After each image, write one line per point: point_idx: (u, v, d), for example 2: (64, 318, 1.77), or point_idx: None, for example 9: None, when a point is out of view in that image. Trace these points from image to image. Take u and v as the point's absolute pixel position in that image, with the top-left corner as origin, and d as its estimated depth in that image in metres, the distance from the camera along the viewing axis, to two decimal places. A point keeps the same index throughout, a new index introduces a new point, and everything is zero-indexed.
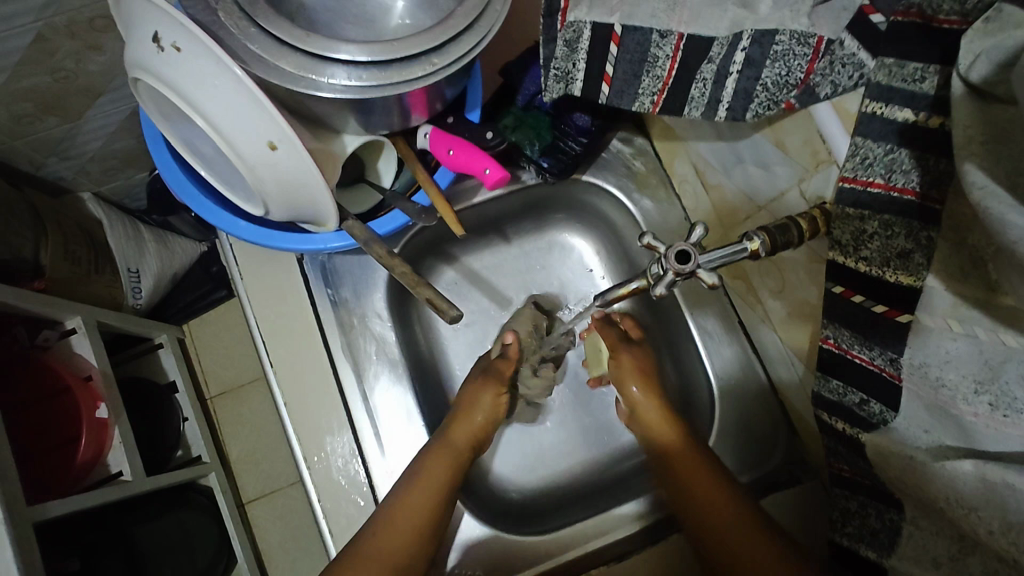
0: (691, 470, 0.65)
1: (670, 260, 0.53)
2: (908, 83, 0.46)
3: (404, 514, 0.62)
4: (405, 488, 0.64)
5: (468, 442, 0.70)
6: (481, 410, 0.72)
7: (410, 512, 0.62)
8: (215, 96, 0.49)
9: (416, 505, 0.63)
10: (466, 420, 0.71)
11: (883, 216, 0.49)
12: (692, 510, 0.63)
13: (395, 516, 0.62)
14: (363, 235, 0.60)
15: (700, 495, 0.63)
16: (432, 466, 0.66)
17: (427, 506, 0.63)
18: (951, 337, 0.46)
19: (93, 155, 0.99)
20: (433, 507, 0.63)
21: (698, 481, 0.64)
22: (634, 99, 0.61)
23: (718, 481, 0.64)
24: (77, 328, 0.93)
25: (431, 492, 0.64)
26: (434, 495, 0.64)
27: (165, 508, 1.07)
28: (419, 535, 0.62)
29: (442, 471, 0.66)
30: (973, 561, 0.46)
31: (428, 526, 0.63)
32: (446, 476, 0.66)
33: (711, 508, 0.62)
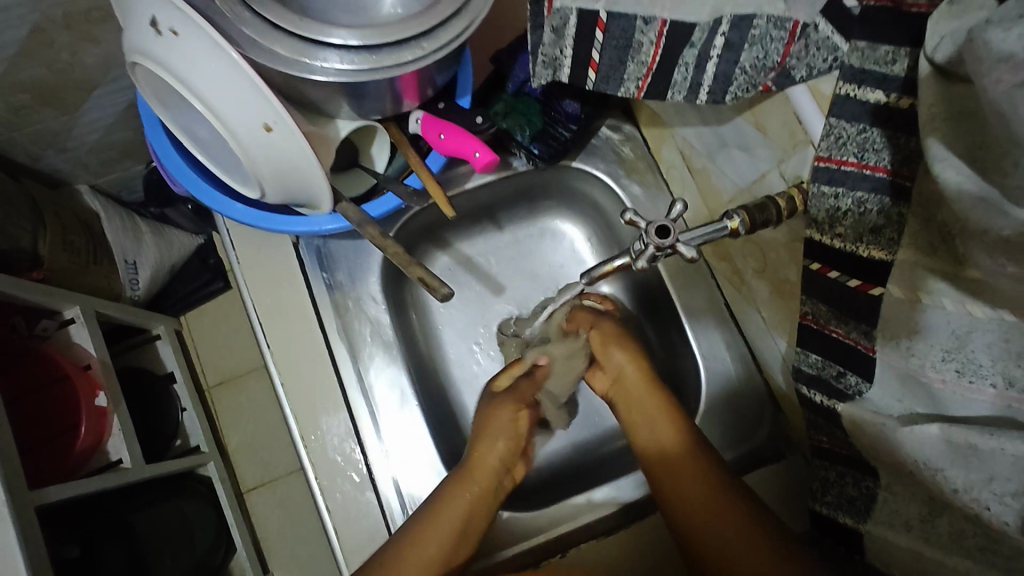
0: (679, 460, 0.66)
1: (650, 235, 0.54)
2: (880, 66, 0.48)
3: (424, 549, 0.63)
4: (427, 522, 0.65)
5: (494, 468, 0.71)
6: (508, 433, 0.73)
7: (434, 549, 0.63)
8: (212, 78, 0.50)
9: (438, 539, 0.64)
10: (493, 446, 0.72)
11: (856, 194, 0.51)
12: (680, 484, 0.65)
13: (414, 550, 0.63)
14: (357, 217, 0.62)
15: (686, 479, 0.65)
16: (457, 496, 0.67)
17: (449, 541, 0.64)
18: (920, 308, 0.48)
19: (91, 146, 1.00)
20: (456, 541, 0.64)
21: (686, 460, 0.66)
22: (620, 84, 0.63)
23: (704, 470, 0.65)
24: (76, 317, 0.95)
25: (455, 526, 0.65)
26: (458, 528, 0.65)
27: (165, 496, 1.09)
28: (440, 571, 0.63)
29: (468, 504, 0.67)
30: (942, 521, 0.48)
31: (451, 561, 0.64)
32: (473, 510, 0.67)
33: (686, 490, 0.64)
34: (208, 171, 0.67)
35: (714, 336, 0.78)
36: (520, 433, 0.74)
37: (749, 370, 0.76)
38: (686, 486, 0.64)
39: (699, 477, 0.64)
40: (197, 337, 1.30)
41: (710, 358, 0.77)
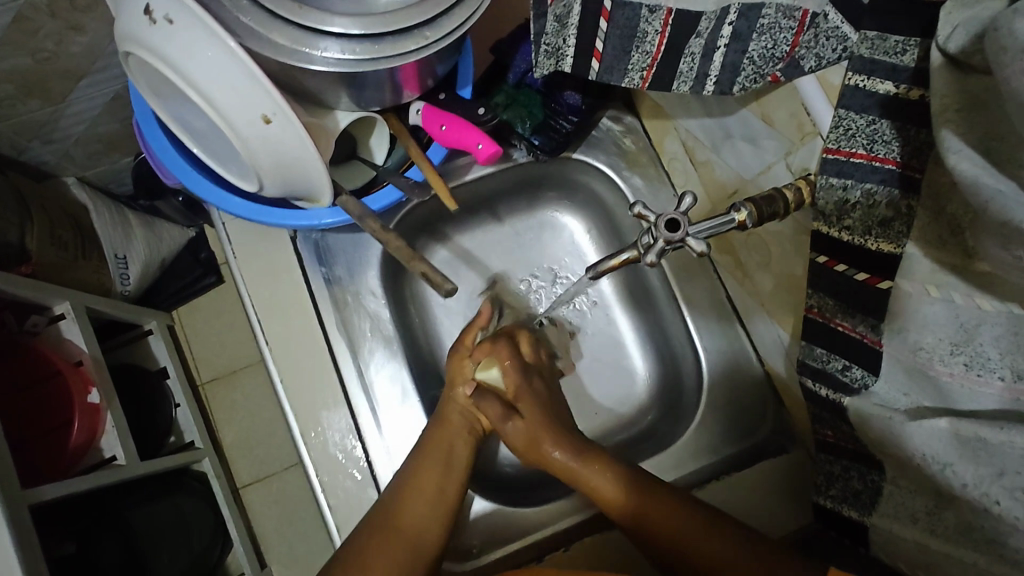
0: (637, 507, 0.63)
1: (659, 229, 0.53)
2: (890, 56, 0.48)
3: (420, 484, 0.66)
4: (416, 459, 0.68)
5: (461, 408, 0.73)
6: (465, 379, 0.75)
7: (428, 480, 0.67)
8: (208, 67, 0.48)
9: (430, 472, 0.67)
10: (454, 390, 0.74)
11: (866, 186, 0.50)
12: (646, 522, 0.62)
13: (411, 486, 0.66)
14: (357, 210, 0.61)
15: (659, 517, 0.62)
16: (436, 435, 0.70)
17: (439, 472, 0.68)
18: (928, 301, 0.48)
19: (78, 138, 0.98)
20: (444, 472, 0.68)
21: (642, 505, 0.63)
22: (623, 75, 0.60)
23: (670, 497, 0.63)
24: (65, 313, 0.93)
25: (440, 457, 0.68)
26: (442, 460, 0.68)
27: (161, 492, 1.08)
28: (440, 500, 0.67)
29: (448, 441, 0.70)
30: (948, 514, 0.48)
31: (446, 493, 0.67)
32: (453, 443, 0.70)
33: (662, 521, 0.62)
34: (203, 163, 0.65)
35: (716, 329, 0.77)
36: (478, 381, 0.75)
37: (751, 364, 0.76)
38: (653, 515, 0.62)
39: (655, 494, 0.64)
40: (190, 331, 1.29)
41: (713, 351, 0.77)
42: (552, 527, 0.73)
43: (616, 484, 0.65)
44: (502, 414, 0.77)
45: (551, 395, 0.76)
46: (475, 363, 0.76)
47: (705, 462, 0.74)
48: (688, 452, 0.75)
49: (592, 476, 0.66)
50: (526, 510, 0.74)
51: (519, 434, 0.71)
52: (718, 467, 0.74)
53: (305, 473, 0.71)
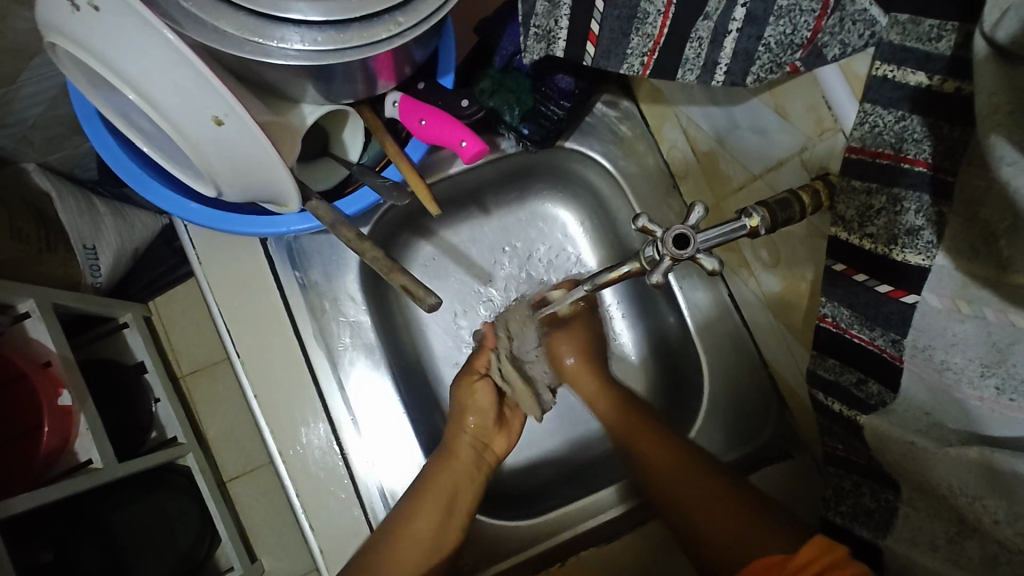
0: (627, 432, 0.70)
1: (666, 244, 0.50)
2: (923, 43, 0.42)
3: (413, 534, 0.63)
4: (413, 505, 0.64)
5: (471, 442, 0.69)
6: (475, 411, 0.70)
7: (420, 531, 0.63)
8: (146, 63, 0.42)
9: (426, 522, 0.63)
10: (464, 422, 0.70)
11: (892, 191, 0.46)
12: (669, 488, 0.65)
13: (405, 534, 0.63)
14: (330, 218, 0.56)
15: (666, 466, 0.65)
16: (440, 477, 0.66)
17: (436, 522, 0.63)
18: (958, 319, 0.43)
19: (35, 122, 0.80)
20: (443, 521, 0.64)
21: (635, 434, 0.69)
22: (621, 60, 0.54)
23: (677, 449, 0.66)
24: (31, 311, 0.81)
25: (442, 504, 0.64)
26: (443, 506, 0.64)
27: (142, 491, 0.96)
28: (435, 551, 0.63)
29: (452, 483, 0.66)
30: (970, 545, 0.45)
31: (442, 543, 0.64)
32: (457, 486, 0.66)
33: (662, 476, 0.65)
34: (157, 166, 0.59)
35: (716, 330, 0.73)
36: (488, 406, 0.70)
37: (755, 367, 0.72)
38: (658, 460, 0.66)
39: (660, 440, 0.67)
40: (168, 320, 1.13)
41: (712, 352, 0.73)
42: (592, 523, 0.71)
43: (591, 380, 0.75)
44: (519, 430, 0.74)
45: (592, 334, 0.78)
46: (499, 369, 0.71)
47: None
48: None
49: (601, 406, 0.74)
50: (526, 522, 0.71)
51: (559, 354, 0.76)
52: None
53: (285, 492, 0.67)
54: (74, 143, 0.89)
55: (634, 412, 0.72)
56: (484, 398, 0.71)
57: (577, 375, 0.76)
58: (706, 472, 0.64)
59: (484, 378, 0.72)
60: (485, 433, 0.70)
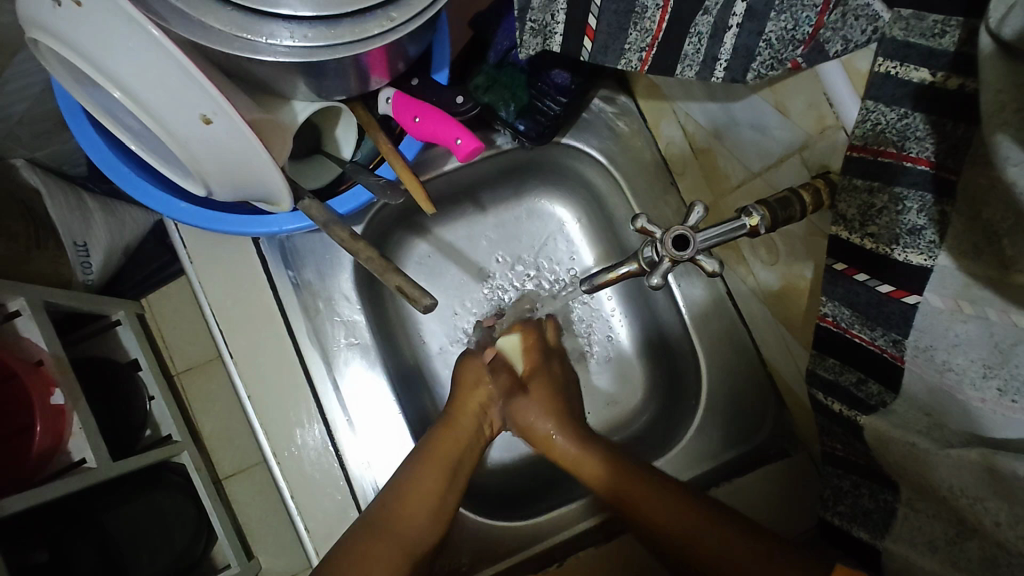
0: (615, 486, 0.64)
1: (666, 244, 0.50)
2: (926, 39, 0.41)
3: (420, 495, 0.62)
4: (416, 466, 0.64)
5: (478, 413, 0.70)
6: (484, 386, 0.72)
7: (427, 490, 0.62)
8: (132, 59, 0.41)
9: (430, 480, 0.63)
10: (474, 392, 0.71)
11: (894, 189, 0.45)
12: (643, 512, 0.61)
13: (411, 493, 0.62)
14: (322, 217, 0.55)
15: (646, 503, 0.61)
16: (444, 440, 0.66)
17: (441, 482, 0.63)
18: (961, 319, 0.43)
19: (21, 118, 0.78)
20: (448, 483, 0.64)
21: (614, 485, 0.64)
22: (619, 56, 0.54)
23: (653, 484, 0.62)
24: (21, 309, 0.79)
25: (444, 470, 0.64)
26: (447, 470, 0.64)
27: (136, 490, 0.95)
28: (439, 512, 0.63)
29: (455, 449, 0.66)
30: (971, 545, 0.45)
31: (446, 506, 0.63)
32: (460, 452, 0.66)
33: (643, 503, 0.61)
34: (145, 164, 0.58)
35: (715, 329, 0.72)
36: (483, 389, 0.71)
37: (753, 365, 0.71)
38: (635, 497, 0.62)
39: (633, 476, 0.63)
40: (161, 318, 1.12)
41: (711, 349, 0.72)
42: (564, 532, 0.69)
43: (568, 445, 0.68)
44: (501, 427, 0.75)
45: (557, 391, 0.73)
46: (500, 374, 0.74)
47: (706, 468, 0.70)
48: (688, 456, 0.71)
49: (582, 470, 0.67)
50: (525, 519, 0.70)
51: (531, 424, 0.71)
52: (720, 473, 0.70)
53: (279, 493, 0.67)
54: (62, 139, 0.88)
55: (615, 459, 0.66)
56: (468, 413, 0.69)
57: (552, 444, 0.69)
58: (670, 492, 0.61)
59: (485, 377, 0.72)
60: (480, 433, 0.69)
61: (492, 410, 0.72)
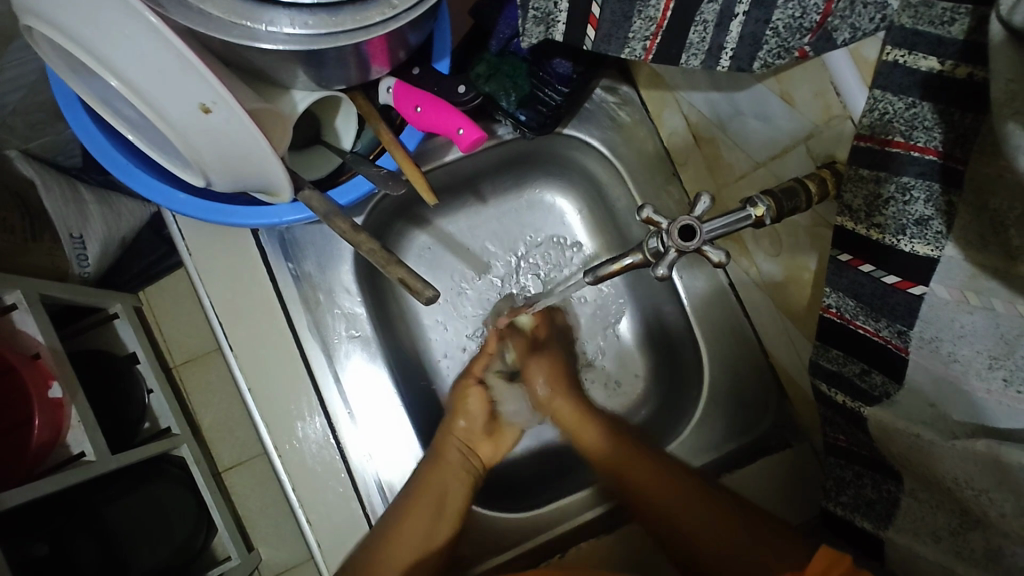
0: (623, 459, 0.67)
1: (672, 236, 0.50)
2: (936, 26, 0.41)
3: (404, 539, 0.63)
4: (405, 503, 0.65)
5: (459, 445, 0.70)
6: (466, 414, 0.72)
7: (414, 531, 0.63)
8: (126, 47, 0.40)
9: (417, 521, 0.64)
10: (454, 422, 0.71)
11: (901, 179, 0.45)
12: (634, 478, 0.65)
13: (396, 539, 0.63)
14: (323, 208, 0.54)
15: (647, 487, 0.65)
16: (429, 479, 0.65)
17: (429, 522, 0.64)
18: (966, 310, 0.43)
19: (15, 108, 0.77)
20: (433, 518, 0.64)
21: (615, 455, 0.68)
22: (623, 44, 0.53)
23: (652, 462, 0.66)
24: (18, 302, 0.78)
25: (431, 506, 0.64)
26: (434, 504, 0.65)
27: (135, 482, 0.94)
28: (431, 546, 0.64)
29: (441, 482, 0.66)
30: (974, 536, 0.45)
31: (437, 534, 0.64)
32: (445, 487, 0.66)
33: (648, 482, 0.65)
34: (142, 154, 0.57)
35: (716, 320, 0.72)
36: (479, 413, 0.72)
37: (755, 357, 0.71)
38: (642, 481, 0.65)
39: (651, 464, 0.66)
40: (159, 310, 1.12)
41: (713, 341, 0.72)
42: (572, 521, 0.70)
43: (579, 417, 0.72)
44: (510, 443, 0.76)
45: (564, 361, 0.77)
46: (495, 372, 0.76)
47: (707, 460, 0.70)
48: (688, 448, 0.70)
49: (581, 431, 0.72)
50: (532, 513, 0.69)
51: (537, 388, 0.74)
52: (719, 465, 0.70)
53: (281, 485, 0.67)
54: (57, 130, 0.86)
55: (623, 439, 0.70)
56: (475, 403, 0.72)
57: (552, 404, 0.74)
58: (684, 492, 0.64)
59: (478, 382, 0.74)
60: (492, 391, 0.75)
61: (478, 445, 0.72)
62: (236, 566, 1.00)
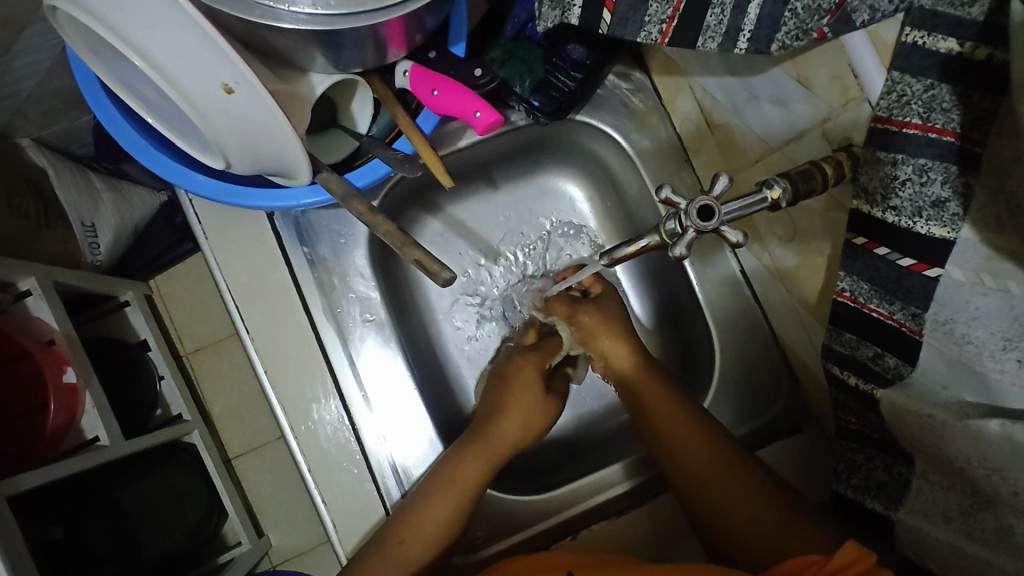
0: (639, 380, 0.67)
1: (692, 216, 0.50)
2: (955, 8, 0.41)
3: (429, 518, 0.61)
4: (432, 493, 0.62)
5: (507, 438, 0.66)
6: (523, 405, 0.68)
7: (434, 518, 0.61)
8: (150, 25, 0.41)
9: (439, 509, 0.61)
10: (502, 416, 0.67)
11: (919, 160, 0.44)
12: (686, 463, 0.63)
13: (418, 525, 0.60)
14: (340, 190, 0.55)
15: (698, 466, 0.62)
16: (467, 468, 0.63)
17: (454, 510, 0.61)
18: (981, 292, 0.43)
19: (30, 95, 0.78)
20: (461, 509, 0.62)
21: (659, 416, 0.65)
22: (639, 28, 0.53)
23: (701, 429, 0.63)
24: (32, 289, 0.79)
25: (459, 497, 0.62)
26: (463, 495, 0.62)
27: (149, 468, 0.95)
28: (444, 536, 0.61)
29: (478, 474, 0.63)
30: (985, 516, 0.45)
31: (456, 528, 0.62)
32: (484, 478, 0.64)
33: (694, 450, 0.62)
34: (163, 138, 0.58)
35: (727, 308, 0.72)
36: (534, 405, 0.68)
37: (767, 344, 0.72)
38: (693, 462, 0.62)
39: (669, 398, 0.65)
40: (170, 298, 1.12)
41: (724, 328, 0.72)
42: (582, 503, 0.71)
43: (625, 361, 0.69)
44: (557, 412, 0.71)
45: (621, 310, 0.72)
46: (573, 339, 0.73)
47: None
48: None
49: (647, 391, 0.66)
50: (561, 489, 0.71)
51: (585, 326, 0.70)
52: None
53: (297, 466, 0.68)
54: (70, 117, 0.87)
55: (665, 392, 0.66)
56: (522, 398, 0.68)
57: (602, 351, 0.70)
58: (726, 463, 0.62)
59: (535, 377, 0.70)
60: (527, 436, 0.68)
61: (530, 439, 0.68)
62: (247, 551, 1.02)
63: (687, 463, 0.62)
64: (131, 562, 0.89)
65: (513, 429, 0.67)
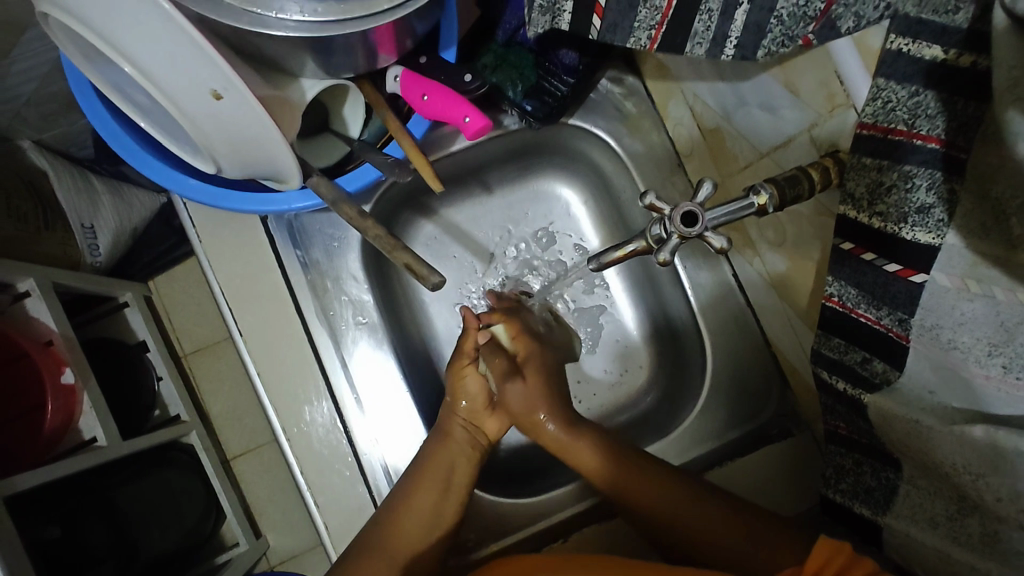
0: (611, 479, 0.63)
1: (675, 221, 0.50)
2: (940, 15, 0.41)
3: (412, 511, 0.62)
4: (411, 485, 0.63)
5: (463, 423, 0.67)
6: (467, 396, 0.67)
7: (420, 508, 0.62)
8: (138, 31, 0.41)
9: (423, 502, 0.62)
10: (456, 403, 0.68)
11: (904, 167, 0.45)
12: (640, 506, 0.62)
13: (402, 517, 0.62)
14: (330, 195, 0.55)
15: (649, 490, 0.62)
16: (437, 455, 0.64)
17: (435, 498, 0.62)
18: (967, 298, 0.42)
19: (29, 99, 0.78)
20: (441, 498, 0.63)
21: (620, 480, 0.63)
22: (628, 34, 0.54)
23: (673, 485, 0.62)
24: (31, 291, 0.80)
25: (436, 487, 0.63)
26: (440, 484, 0.63)
27: (147, 468, 0.95)
28: (438, 526, 0.63)
29: (449, 460, 0.64)
30: (971, 521, 0.45)
31: (444, 516, 0.63)
32: (452, 464, 0.64)
33: (640, 487, 0.62)
34: (156, 143, 0.58)
35: (718, 311, 0.72)
36: (480, 395, 0.67)
37: (758, 347, 0.72)
38: (636, 484, 0.62)
39: (643, 473, 0.63)
40: (169, 300, 1.13)
41: (715, 333, 0.72)
42: (574, 507, 0.71)
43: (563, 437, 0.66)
44: (512, 415, 0.71)
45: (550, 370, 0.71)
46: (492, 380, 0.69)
47: (709, 447, 0.70)
48: (691, 437, 0.71)
49: (571, 453, 0.66)
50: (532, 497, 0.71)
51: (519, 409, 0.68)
52: (722, 452, 0.70)
53: (289, 469, 0.68)
54: (69, 121, 0.88)
55: (633, 465, 0.64)
56: (474, 385, 0.67)
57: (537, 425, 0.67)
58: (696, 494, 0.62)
59: (473, 362, 0.68)
60: (482, 416, 0.68)
61: (483, 422, 0.68)
62: (244, 552, 1.03)
63: (672, 510, 0.61)
64: (129, 562, 0.89)
65: (459, 414, 0.67)
